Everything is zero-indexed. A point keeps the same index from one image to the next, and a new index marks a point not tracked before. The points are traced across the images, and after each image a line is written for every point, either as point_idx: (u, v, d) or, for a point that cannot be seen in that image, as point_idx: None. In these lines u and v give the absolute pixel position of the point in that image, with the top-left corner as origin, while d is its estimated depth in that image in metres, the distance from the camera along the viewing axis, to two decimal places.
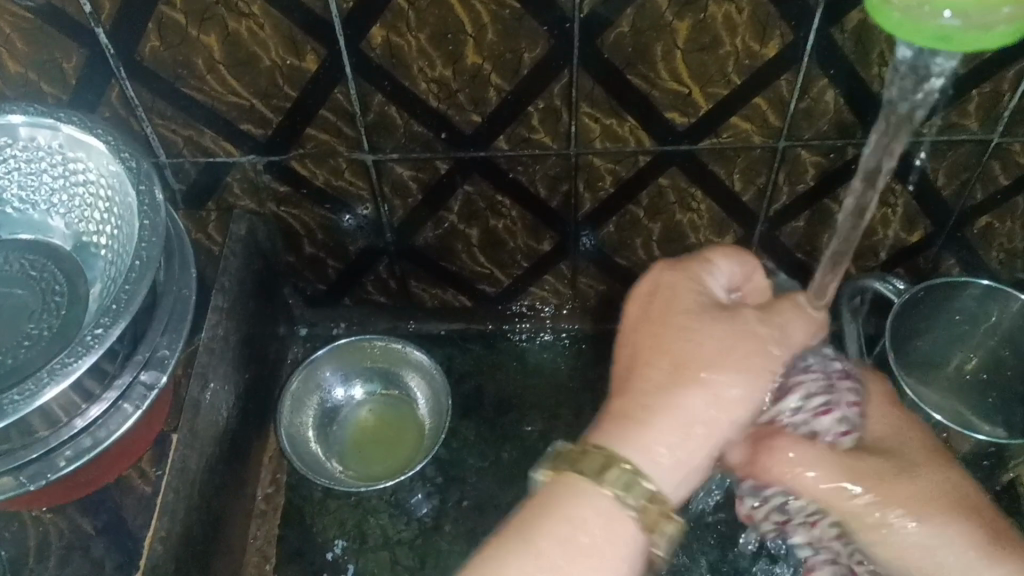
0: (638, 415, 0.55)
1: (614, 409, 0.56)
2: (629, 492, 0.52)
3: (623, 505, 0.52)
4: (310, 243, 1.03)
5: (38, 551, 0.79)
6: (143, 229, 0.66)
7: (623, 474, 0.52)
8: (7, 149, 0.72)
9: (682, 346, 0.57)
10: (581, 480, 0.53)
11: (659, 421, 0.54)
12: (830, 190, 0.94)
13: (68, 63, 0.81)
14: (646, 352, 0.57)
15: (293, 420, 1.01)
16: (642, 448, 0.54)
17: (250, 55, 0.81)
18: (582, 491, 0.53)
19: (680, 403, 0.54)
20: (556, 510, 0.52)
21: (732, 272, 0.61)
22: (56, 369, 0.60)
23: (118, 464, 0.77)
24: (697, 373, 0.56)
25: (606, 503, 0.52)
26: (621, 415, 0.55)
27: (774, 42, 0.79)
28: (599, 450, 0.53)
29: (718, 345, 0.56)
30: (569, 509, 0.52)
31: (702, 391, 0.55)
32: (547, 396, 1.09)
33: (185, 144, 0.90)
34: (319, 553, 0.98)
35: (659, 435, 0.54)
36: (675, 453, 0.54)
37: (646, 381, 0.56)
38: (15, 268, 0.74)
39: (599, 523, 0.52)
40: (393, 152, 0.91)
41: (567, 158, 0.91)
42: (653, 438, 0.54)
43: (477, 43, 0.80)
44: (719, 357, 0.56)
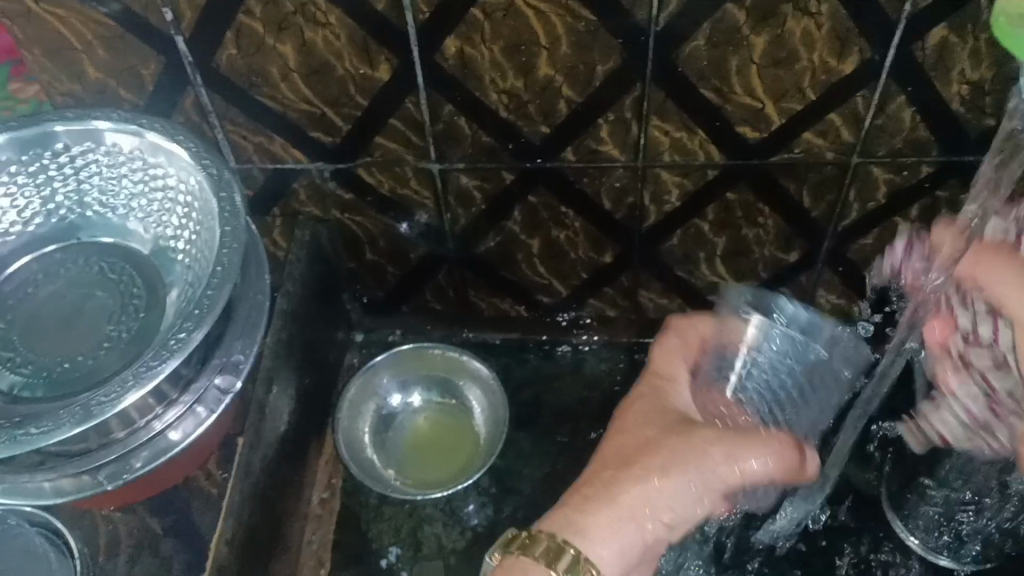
0: (609, 488, 0.64)
1: (578, 502, 0.64)
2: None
3: None
4: (372, 250, 1.04)
5: (108, 548, 0.81)
6: (225, 235, 0.68)
7: (574, 559, 0.60)
8: (91, 153, 0.75)
9: (665, 452, 0.65)
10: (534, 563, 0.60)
11: (624, 500, 0.63)
12: (902, 207, 0.92)
13: (145, 70, 0.82)
14: (620, 451, 0.67)
15: (351, 425, 1.01)
16: (605, 526, 0.62)
17: (325, 64, 0.81)
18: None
19: (645, 494, 0.64)
20: None
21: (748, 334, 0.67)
22: (142, 371, 0.62)
23: (187, 466, 0.78)
24: (680, 471, 0.64)
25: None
26: (600, 495, 0.64)
27: (852, 58, 0.77)
28: (554, 538, 0.61)
29: (696, 462, 0.64)
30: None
31: (676, 482, 0.64)
32: (604, 409, 1.08)
33: (255, 150, 0.91)
34: (374, 558, 0.98)
35: (625, 516, 0.63)
36: (624, 533, 0.63)
37: (621, 473, 0.65)
38: (94, 270, 0.76)
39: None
40: (459, 161, 0.91)
41: (634, 171, 0.90)
42: (617, 524, 0.63)
43: (551, 55, 0.80)
44: (696, 457, 0.65)
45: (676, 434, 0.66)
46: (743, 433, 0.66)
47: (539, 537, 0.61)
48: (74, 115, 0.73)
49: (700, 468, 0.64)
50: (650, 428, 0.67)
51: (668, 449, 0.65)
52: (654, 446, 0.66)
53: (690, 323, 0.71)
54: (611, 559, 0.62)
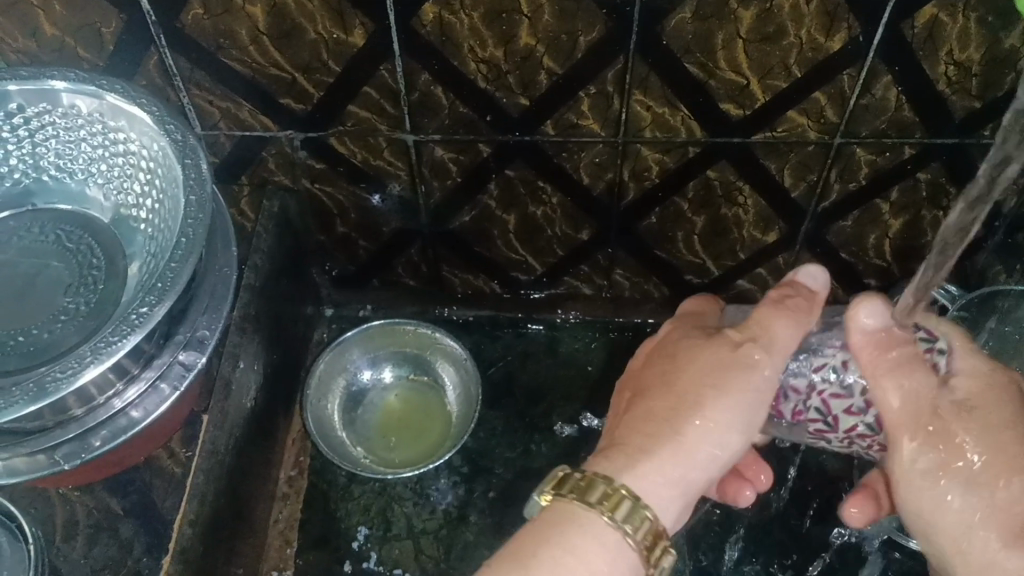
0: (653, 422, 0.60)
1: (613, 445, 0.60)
2: (620, 512, 0.55)
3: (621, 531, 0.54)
4: (343, 223, 1.01)
5: (65, 530, 0.78)
6: (190, 205, 0.65)
7: (612, 493, 0.55)
8: (46, 115, 0.71)
9: (718, 381, 0.59)
10: (582, 509, 0.55)
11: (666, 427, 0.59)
12: (883, 188, 0.91)
13: (106, 28, 0.78)
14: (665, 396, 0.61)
15: (320, 402, 0.99)
16: (658, 471, 0.58)
17: (297, 28, 0.78)
18: (574, 519, 0.54)
19: (697, 432, 0.59)
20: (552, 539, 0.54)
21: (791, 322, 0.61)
22: (100, 347, 0.59)
23: (149, 443, 0.75)
24: (725, 408, 0.59)
25: (603, 526, 0.54)
26: (658, 440, 0.59)
27: (840, 35, 0.76)
28: (591, 474, 0.56)
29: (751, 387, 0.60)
30: (567, 535, 0.54)
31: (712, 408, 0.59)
32: (577, 388, 1.06)
33: (221, 117, 0.88)
34: (342, 539, 0.96)
35: (680, 445, 0.59)
36: (663, 466, 0.58)
37: (666, 391, 0.61)
38: (50, 239, 0.72)
39: (599, 546, 0.54)
40: (435, 132, 0.88)
41: (615, 146, 0.88)
42: (673, 464, 0.58)
43: (533, 24, 0.77)
44: (740, 388, 0.59)
45: (732, 364, 0.60)
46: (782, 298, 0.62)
47: (578, 475, 0.56)
48: (29, 74, 0.69)
49: (752, 396, 0.60)
50: (712, 356, 0.61)
51: (709, 375, 0.60)
52: (705, 381, 0.60)
53: (789, 294, 0.63)
54: (664, 498, 0.58)
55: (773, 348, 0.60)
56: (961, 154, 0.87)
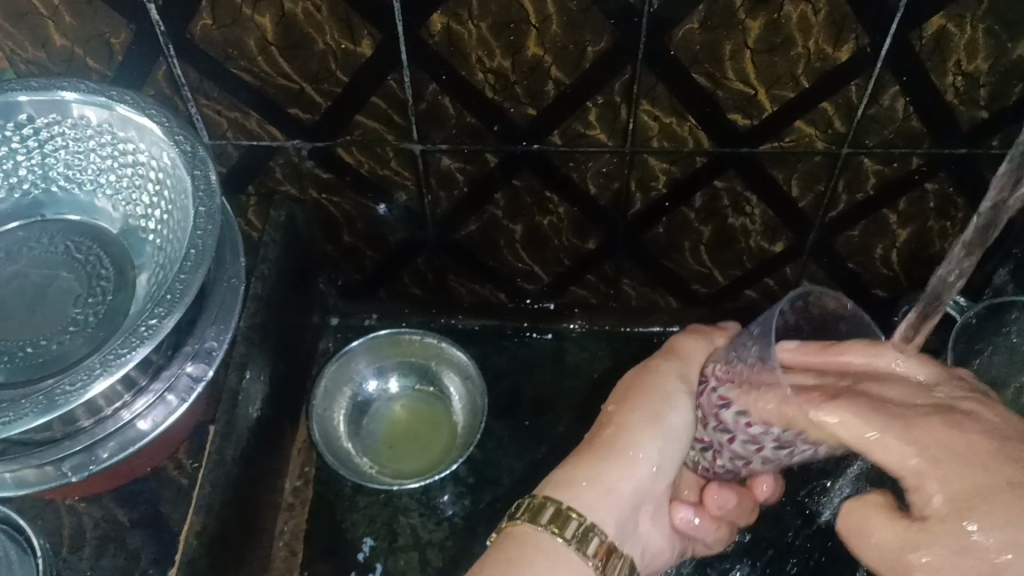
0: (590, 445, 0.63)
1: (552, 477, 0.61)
2: (565, 527, 0.57)
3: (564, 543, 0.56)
4: (350, 233, 1.01)
5: (72, 541, 0.78)
6: (199, 216, 0.65)
7: (559, 510, 0.58)
8: (56, 125, 0.71)
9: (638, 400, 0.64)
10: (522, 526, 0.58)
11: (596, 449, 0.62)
12: (890, 199, 0.91)
13: (115, 39, 0.78)
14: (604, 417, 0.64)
15: (326, 411, 0.98)
16: (588, 482, 0.60)
17: (304, 38, 0.78)
18: (527, 539, 0.57)
19: (624, 451, 0.61)
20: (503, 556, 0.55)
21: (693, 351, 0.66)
22: (110, 360, 0.59)
23: (155, 454, 0.75)
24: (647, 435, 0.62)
25: (550, 540, 0.56)
26: (584, 454, 0.62)
27: (848, 45, 0.76)
28: (537, 497, 0.59)
29: (672, 400, 0.63)
30: (517, 553, 0.56)
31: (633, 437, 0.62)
32: (583, 398, 1.06)
33: (229, 127, 0.88)
34: (348, 550, 0.95)
35: (614, 461, 0.61)
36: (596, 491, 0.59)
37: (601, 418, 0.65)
38: (59, 249, 0.72)
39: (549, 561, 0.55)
40: (442, 142, 0.88)
41: (622, 156, 0.88)
42: (605, 476, 0.60)
43: (540, 34, 0.77)
44: (664, 406, 0.63)
45: (646, 382, 0.64)
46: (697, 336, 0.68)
47: (524, 499, 0.59)
48: (40, 85, 0.69)
49: (671, 408, 0.63)
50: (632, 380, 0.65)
51: (630, 389, 0.65)
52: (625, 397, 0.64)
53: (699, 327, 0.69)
54: (599, 507, 0.59)
55: (669, 377, 0.64)
56: (969, 164, 0.86)
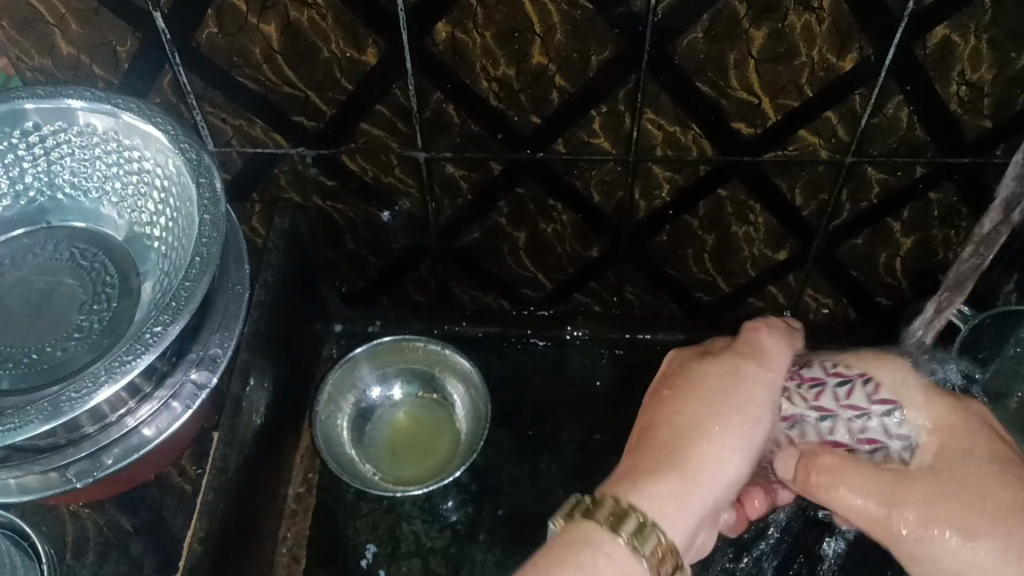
0: (671, 452, 0.61)
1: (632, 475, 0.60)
2: (644, 542, 0.56)
3: (637, 556, 0.55)
4: (354, 240, 1.01)
5: (75, 547, 0.78)
6: (204, 224, 0.65)
7: (640, 524, 0.56)
8: (62, 133, 0.71)
9: (719, 399, 0.63)
10: (598, 528, 0.56)
11: (682, 456, 0.60)
12: (894, 208, 0.91)
13: (121, 47, 0.79)
14: (684, 416, 0.62)
15: (329, 418, 0.98)
16: (676, 498, 0.58)
17: (310, 46, 0.78)
18: (599, 545, 0.55)
19: (716, 469, 0.60)
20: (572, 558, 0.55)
21: (776, 349, 0.66)
22: (114, 366, 0.59)
23: (159, 460, 0.75)
24: (723, 453, 0.61)
25: (622, 552, 0.55)
26: (670, 461, 0.60)
27: (852, 55, 0.76)
28: (618, 502, 0.57)
29: (758, 410, 0.63)
30: (590, 560, 0.55)
31: (713, 451, 0.61)
32: (585, 405, 1.06)
33: (234, 134, 0.88)
34: (350, 557, 0.95)
35: (701, 469, 0.60)
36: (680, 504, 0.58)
37: (676, 418, 0.62)
38: (64, 256, 0.73)
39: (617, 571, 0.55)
40: (447, 150, 0.88)
41: (626, 164, 0.88)
42: (693, 492, 0.59)
43: (544, 43, 0.77)
44: (749, 414, 0.62)
45: (733, 381, 0.64)
46: (773, 334, 0.68)
47: (604, 501, 0.57)
48: (46, 93, 0.69)
49: (757, 419, 0.63)
50: (715, 380, 0.64)
51: (716, 391, 0.63)
52: (711, 400, 0.63)
53: (771, 325, 0.69)
54: (678, 517, 0.58)
55: (753, 381, 0.64)
56: (973, 174, 0.86)
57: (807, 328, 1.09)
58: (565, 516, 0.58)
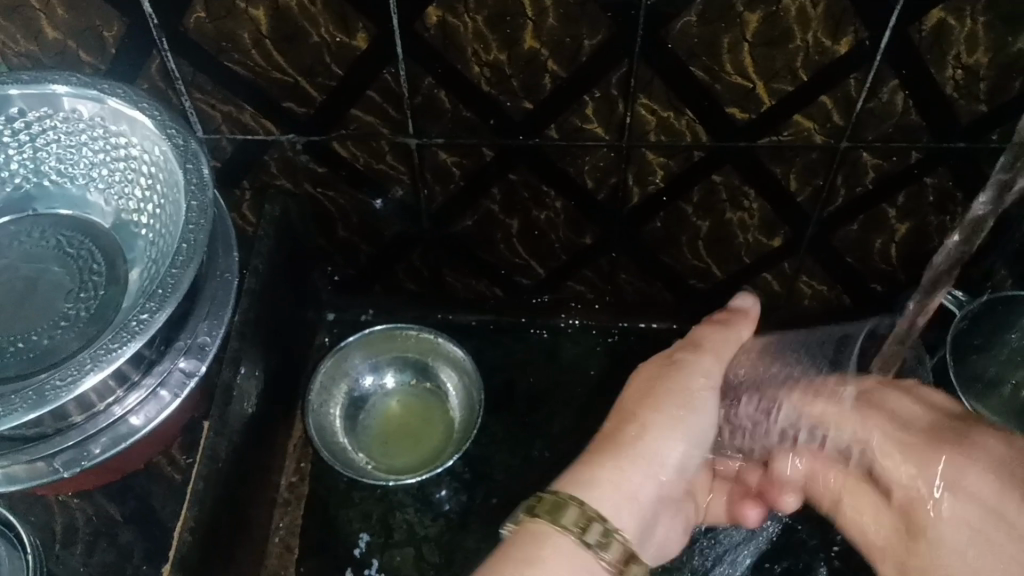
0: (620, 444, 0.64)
1: (584, 463, 0.62)
2: (586, 532, 0.56)
3: (584, 546, 0.56)
4: (345, 227, 1.00)
5: (64, 538, 0.78)
6: (191, 210, 0.64)
7: (579, 514, 0.57)
8: (47, 119, 0.70)
9: (662, 398, 0.66)
10: (557, 530, 0.56)
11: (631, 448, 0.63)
12: (889, 193, 0.90)
13: (107, 32, 0.78)
14: (631, 407, 0.67)
15: (321, 406, 0.98)
16: (611, 474, 0.61)
17: (299, 31, 0.77)
18: (545, 538, 0.55)
19: (653, 450, 0.64)
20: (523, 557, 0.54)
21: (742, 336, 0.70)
22: (100, 355, 0.58)
23: (148, 450, 0.74)
24: (673, 439, 0.65)
25: (569, 545, 0.55)
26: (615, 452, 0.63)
27: (847, 38, 0.75)
28: (558, 495, 0.58)
29: (698, 408, 0.66)
30: (536, 552, 0.55)
31: (663, 438, 0.64)
32: (579, 393, 1.06)
33: (223, 121, 0.87)
34: (343, 546, 0.95)
35: (641, 466, 0.63)
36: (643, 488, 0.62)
37: (630, 415, 0.66)
38: (51, 244, 0.72)
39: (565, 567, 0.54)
40: (438, 137, 0.88)
41: (620, 150, 0.87)
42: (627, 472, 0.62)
43: (536, 27, 0.76)
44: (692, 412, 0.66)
45: (673, 378, 0.67)
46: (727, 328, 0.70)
47: (544, 496, 0.58)
48: (30, 78, 0.68)
49: (691, 409, 0.66)
50: (654, 367, 0.69)
51: (661, 391, 0.66)
52: (646, 390, 0.67)
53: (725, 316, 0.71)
54: (626, 511, 0.60)
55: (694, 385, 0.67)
56: (969, 158, 0.86)
57: (801, 315, 1.08)
58: (515, 519, 0.57)
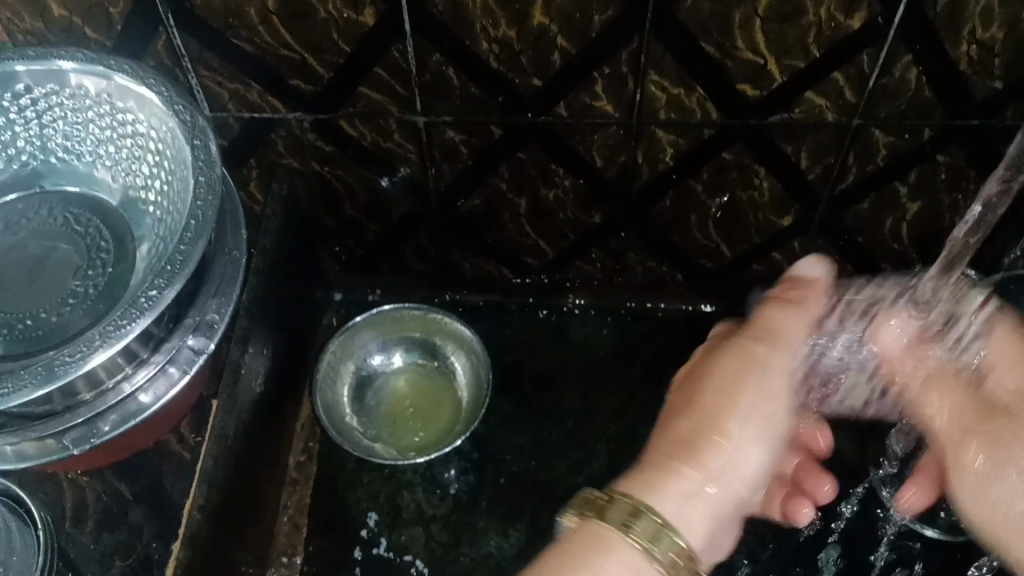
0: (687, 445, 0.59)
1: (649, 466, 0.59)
2: (657, 544, 0.52)
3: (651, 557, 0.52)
4: (352, 206, 1.00)
5: (74, 515, 0.78)
6: (199, 186, 0.64)
7: (652, 525, 0.53)
8: (54, 95, 0.70)
9: (747, 385, 0.62)
10: (612, 530, 0.53)
11: (700, 451, 0.59)
12: (901, 171, 0.89)
13: (113, 8, 0.77)
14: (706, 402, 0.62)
15: (329, 384, 0.98)
16: (682, 495, 0.57)
17: (306, 7, 0.77)
18: (609, 548, 0.52)
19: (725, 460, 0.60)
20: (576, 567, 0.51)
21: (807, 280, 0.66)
22: (109, 331, 0.58)
23: (159, 427, 0.75)
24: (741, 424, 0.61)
25: (634, 558, 0.52)
26: (684, 454, 0.59)
27: (860, 14, 0.74)
28: (632, 499, 0.54)
29: (772, 399, 0.62)
30: (596, 562, 0.51)
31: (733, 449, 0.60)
32: (586, 373, 1.05)
33: (230, 99, 0.86)
34: (352, 525, 0.95)
35: (709, 467, 0.59)
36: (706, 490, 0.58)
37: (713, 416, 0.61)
38: (58, 221, 0.72)
39: None
40: (446, 114, 0.87)
41: (630, 128, 0.87)
42: (698, 488, 0.58)
43: (546, 3, 0.75)
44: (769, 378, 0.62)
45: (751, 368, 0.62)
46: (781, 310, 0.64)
47: (616, 499, 0.54)
48: (36, 54, 0.68)
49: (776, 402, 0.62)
50: (734, 366, 0.63)
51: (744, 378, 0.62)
52: (733, 384, 0.62)
53: (798, 294, 0.64)
54: (689, 518, 0.57)
55: (790, 337, 0.63)
56: (981, 136, 0.85)
57: None
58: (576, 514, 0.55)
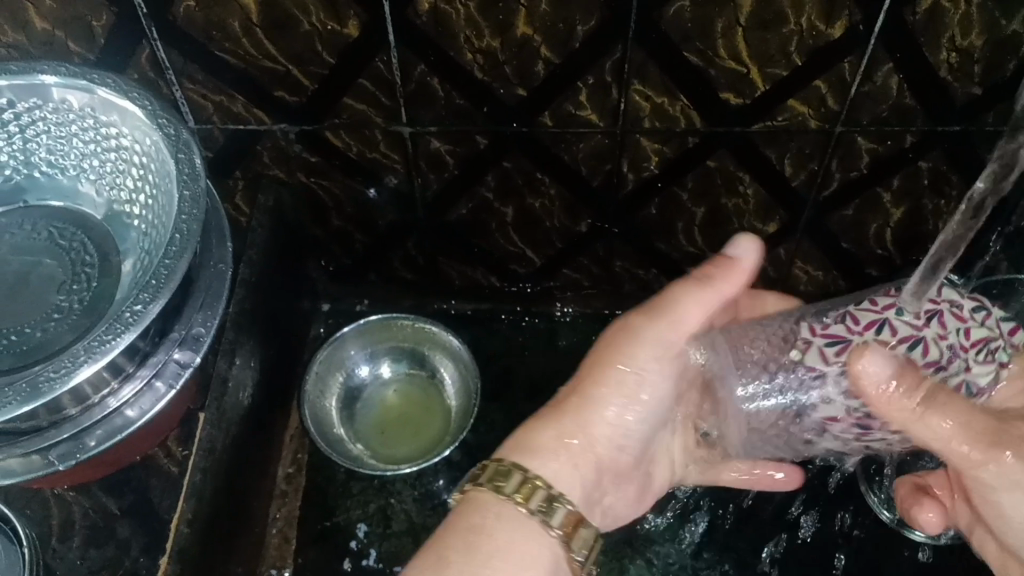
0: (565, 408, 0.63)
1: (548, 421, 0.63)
2: (547, 512, 0.56)
3: (535, 518, 0.56)
4: (339, 216, 1.00)
5: (60, 532, 0.78)
6: (184, 199, 0.64)
7: (531, 485, 0.57)
8: (37, 110, 0.69)
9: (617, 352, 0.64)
10: (487, 495, 0.56)
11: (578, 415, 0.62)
12: (884, 177, 0.90)
13: (96, 21, 0.77)
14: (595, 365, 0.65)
15: (318, 396, 0.98)
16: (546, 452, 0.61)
17: (290, 19, 0.77)
18: (488, 507, 0.56)
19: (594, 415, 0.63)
20: (468, 530, 0.54)
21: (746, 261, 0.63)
22: (94, 347, 0.58)
23: (147, 441, 0.74)
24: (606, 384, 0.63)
25: (516, 513, 0.56)
26: (552, 417, 0.63)
27: (841, 22, 0.75)
28: (503, 463, 0.58)
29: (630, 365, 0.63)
30: (481, 524, 0.55)
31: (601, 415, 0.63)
32: None
33: (215, 110, 0.86)
34: (342, 536, 0.95)
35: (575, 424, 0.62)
36: (572, 453, 0.61)
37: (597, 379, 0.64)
38: (42, 236, 0.71)
39: (507, 532, 0.55)
40: (432, 124, 0.87)
41: (615, 136, 0.87)
42: (568, 444, 0.61)
43: (529, 13, 0.76)
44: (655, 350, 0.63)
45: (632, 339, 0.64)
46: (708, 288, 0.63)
47: (488, 466, 0.58)
48: (18, 68, 0.68)
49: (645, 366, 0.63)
50: (618, 334, 0.65)
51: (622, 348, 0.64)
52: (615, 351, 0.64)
53: (710, 272, 0.63)
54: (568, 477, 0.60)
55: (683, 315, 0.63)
56: (963, 141, 0.86)
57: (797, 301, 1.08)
58: (461, 488, 0.58)
